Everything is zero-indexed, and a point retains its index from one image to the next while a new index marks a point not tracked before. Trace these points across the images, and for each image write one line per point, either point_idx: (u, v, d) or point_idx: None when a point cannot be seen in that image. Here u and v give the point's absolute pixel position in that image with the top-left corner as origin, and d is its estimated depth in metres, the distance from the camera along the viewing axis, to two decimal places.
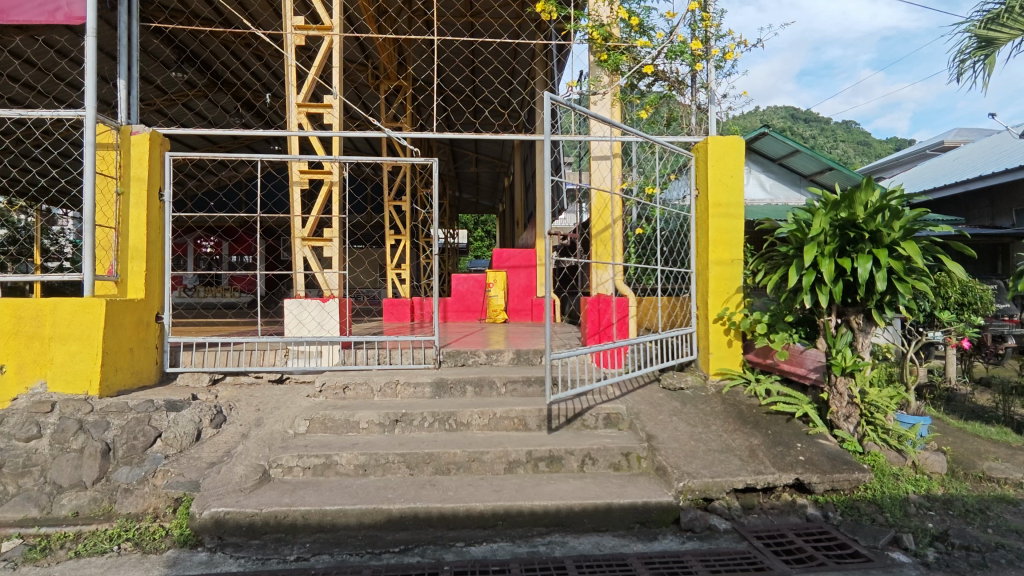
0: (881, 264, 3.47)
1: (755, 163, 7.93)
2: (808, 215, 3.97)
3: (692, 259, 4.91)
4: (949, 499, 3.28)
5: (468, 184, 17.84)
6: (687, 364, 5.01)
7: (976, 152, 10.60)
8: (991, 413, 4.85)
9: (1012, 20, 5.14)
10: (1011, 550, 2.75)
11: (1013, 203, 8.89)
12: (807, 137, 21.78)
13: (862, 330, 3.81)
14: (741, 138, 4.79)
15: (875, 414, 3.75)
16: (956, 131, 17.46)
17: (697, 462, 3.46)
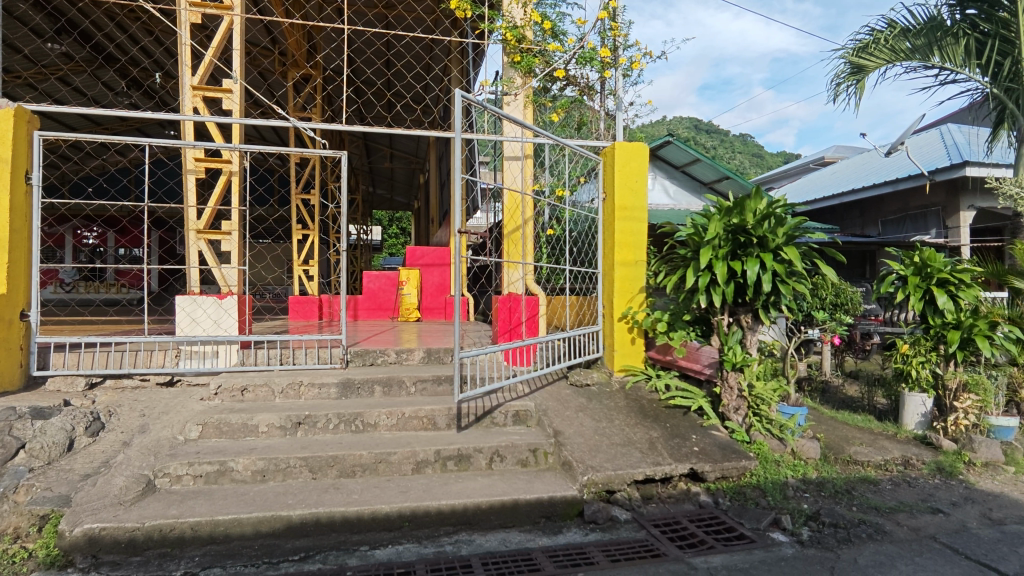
0: (767, 267, 3.75)
1: (660, 169, 8.34)
2: (704, 219, 4.23)
3: (599, 260, 5.08)
4: (822, 481, 3.61)
5: (383, 180, 17.45)
6: (594, 361, 5.17)
7: (850, 168, 11.76)
8: (858, 403, 5.40)
9: (877, 50, 5.75)
10: (871, 525, 3.07)
11: (879, 214, 9.94)
12: (708, 147, 23.23)
13: (750, 328, 4.09)
14: (645, 146, 5.01)
15: (761, 406, 4.01)
16: (834, 149, 19.28)
17: (600, 457, 3.58)
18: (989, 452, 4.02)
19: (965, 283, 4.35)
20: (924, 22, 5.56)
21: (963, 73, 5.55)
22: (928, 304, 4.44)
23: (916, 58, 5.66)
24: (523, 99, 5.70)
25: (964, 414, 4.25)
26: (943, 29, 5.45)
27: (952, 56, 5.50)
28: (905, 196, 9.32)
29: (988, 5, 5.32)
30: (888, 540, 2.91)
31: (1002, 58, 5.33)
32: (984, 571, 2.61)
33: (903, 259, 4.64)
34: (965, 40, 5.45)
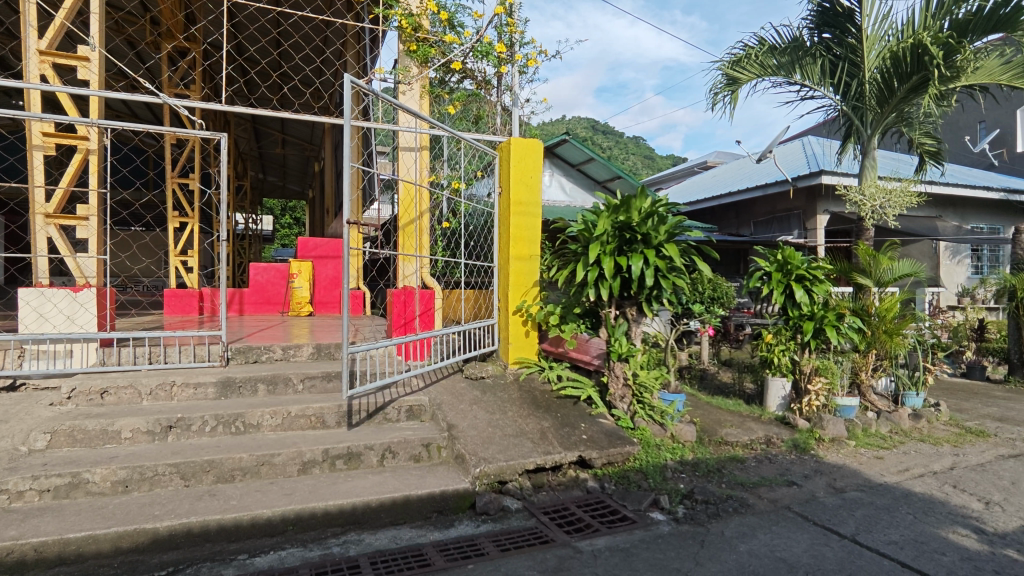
0: (650, 263, 3.96)
1: (557, 167, 8.54)
2: (594, 216, 4.39)
3: (494, 254, 5.12)
4: (696, 462, 3.89)
5: (274, 167, 16.46)
6: (489, 354, 5.21)
7: (728, 172, 12.76)
8: (730, 389, 5.88)
9: (749, 64, 6.25)
10: (737, 500, 3.35)
11: (751, 215, 10.86)
12: (603, 147, 24.19)
13: (635, 320, 4.32)
14: (540, 143, 5.11)
15: (644, 394, 4.26)
16: (716, 155, 20.80)
17: (492, 448, 3.61)
18: (835, 428, 4.53)
19: (818, 279, 4.87)
20: (788, 42, 6.14)
21: (819, 90, 6.19)
22: (789, 298, 4.91)
23: (781, 74, 6.23)
24: (419, 89, 5.59)
25: (816, 395, 4.75)
26: (804, 49, 6.09)
27: (810, 74, 6.12)
28: (773, 200, 10.25)
29: (840, 31, 5.96)
30: (751, 513, 3.20)
31: (850, 79, 5.99)
32: (828, 534, 2.95)
33: (768, 256, 5.09)
34: (821, 61, 6.07)
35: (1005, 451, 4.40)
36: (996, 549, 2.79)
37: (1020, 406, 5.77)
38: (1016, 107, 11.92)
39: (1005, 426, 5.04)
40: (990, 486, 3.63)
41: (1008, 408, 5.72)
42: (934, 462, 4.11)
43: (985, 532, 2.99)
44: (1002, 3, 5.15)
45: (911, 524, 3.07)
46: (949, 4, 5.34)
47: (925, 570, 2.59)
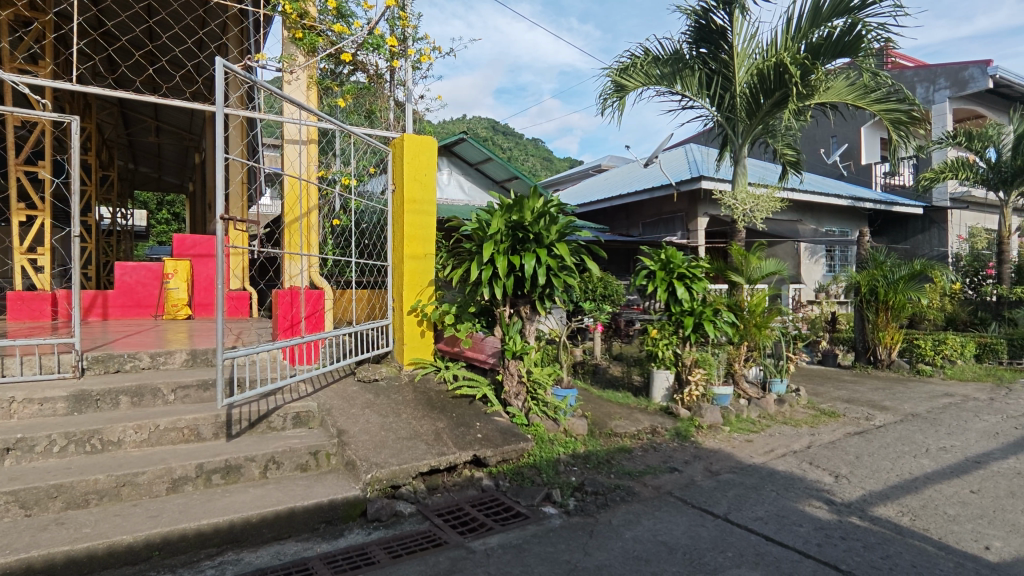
0: (542, 262, 4.05)
1: (455, 165, 8.47)
2: (487, 215, 4.41)
3: (387, 253, 4.97)
4: (587, 454, 4.02)
5: (146, 156, 14.99)
6: (384, 356, 5.06)
7: (617, 176, 13.37)
8: (621, 382, 6.15)
9: (635, 73, 6.59)
10: (624, 489, 3.50)
11: (640, 217, 11.42)
12: (503, 148, 24.45)
13: (529, 318, 4.39)
14: (433, 140, 5.05)
15: (538, 390, 4.34)
16: (609, 159, 21.72)
17: (385, 452, 3.51)
18: (712, 416, 4.88)
19: (696, 277, 5.23)
20: (669, 54, 6.54)
21: (697, 101, 6.64)
22: (671, 295, 5.23)
23: (663, 84, 6.61)
24: (305, 79, 5.44)
25: (695, 385, 5.09)
26: (683, 62, 6.51)
27: (689, 86, 6.56)
28: (659, 203, 10.85)
29: (714, 47, 6.44)
30: (637, 500, 3.37)
31: (724, 92, 6.48)
32: (704, 515, 3.16)
33: (652, 255, 5.38)
34: (698, 73, 6.52)
35: (851, 428, 4.96)
36: (842, 518, 3.14)
37: (863, 388, 6.55)
38: (860, 124, 13.51)
39: (851, 406, 5.69)
40: (839, 461, 4.07)
41: (854, 390, 6.47)
42: (794, 442, 4.55)
43: (834, 503, 3.34)
44: (847, 31, 5.80)
45: (774, 500, 3.37)
46: (805, 29, 5.92)
47: (785, 541, 2.85)
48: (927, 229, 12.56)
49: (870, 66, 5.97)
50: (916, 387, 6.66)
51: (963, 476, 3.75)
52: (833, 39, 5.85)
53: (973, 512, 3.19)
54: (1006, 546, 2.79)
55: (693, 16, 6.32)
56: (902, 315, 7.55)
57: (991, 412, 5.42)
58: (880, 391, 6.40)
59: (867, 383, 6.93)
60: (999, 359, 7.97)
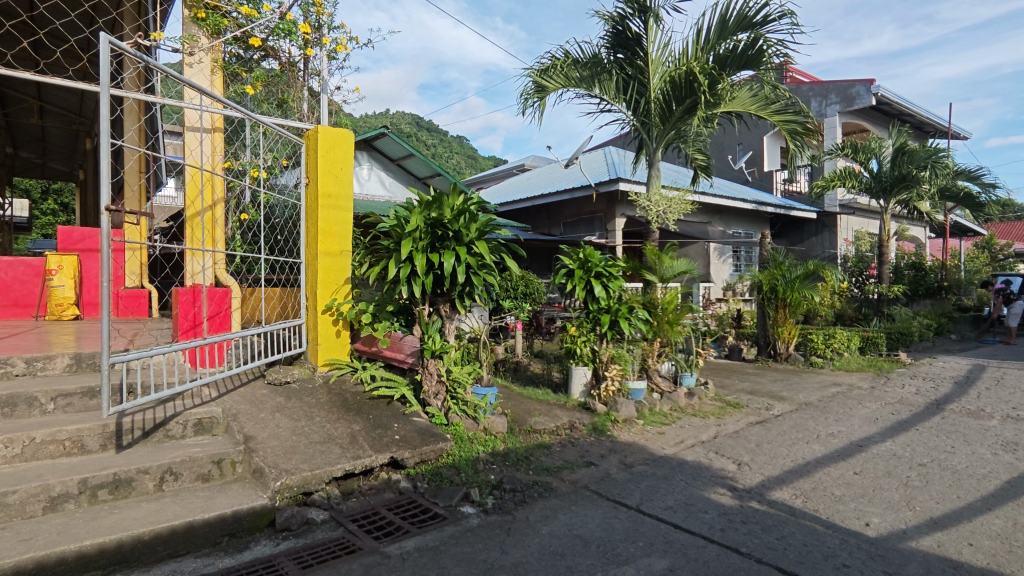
0: (462, 260, 4.02)
1: (375, 160, 8.24)
2: (406, 212, 4.32)
3: (301, 250, 4.75)
4: (506, 452, 4.03)
5: (28, 141, 13.52)
6: (296, 357, 4.84)
7: (540, 176, 13.54)
8: (541, 379, 6.23)
9: (554, 75, 6.72)
10: (542, 485, 3.54)
11: (561, 216, 11.62)
12: (427, 144, 24.16)
13: (448, 317, 4.36)
14: (350, 134, 4.91)
15: (457, 389, 4.32)
16: (533, 159, 21.99)
17: (296, 458, 3.35)
18: (627, 410, 5.05)
19: (613, 275, 5.40)
20: (588, 57, 6.70)
21: (615, 105, 6.85)
22: (589, 293, 5.37)
23: (583, 86, 6.78)
24: (209, 63, 4.96)
25: (611, 380, 5.25)
26: (602, 66, 6.68)
27: (607, 89, 6.75)
28: (579, 203, 11.10)
29: (630, 53, 6.64)
30: (554, 496, 3.42)
31: (639, 97, 6.72)
32: (618, 507, 3.25)
33: (571, 254, 5.51)
34: (616, 77, 6.72)
35: (752, 418, 5.29)
36: (743, 503, 3.33)
37: (764, 380, 7.01)
38: (763, 133, 14.44)
39: (754, 397, 6.07)
40: (742, 449, 4.33)
41: (756, 382, 6.91)
42: (702, 432, 4.79)
43: (736, 489, 3.55)
44: (749, 45, 6.15)
45: (683, 489, 3.53)
46: (713, 41, 6.24)
47: (692, 528, 2.98)
48: (820, 232, 13.62)
49: (770, 79, 6.38)
50: (809, 378, 7.20)
51: (848, 459, 4.09)
52: (738, 51, 6.17)
53: (856, 491, 3.49)
54: (883, 522, 3.07)
55: (611, 22, 6.50)
56: (798, 311, 8.14)
57: (873, 399, 5.95)
58: (779, 382, 6.89)
59: (768, 375, 7.44)
60: (879, 351, 8.72)
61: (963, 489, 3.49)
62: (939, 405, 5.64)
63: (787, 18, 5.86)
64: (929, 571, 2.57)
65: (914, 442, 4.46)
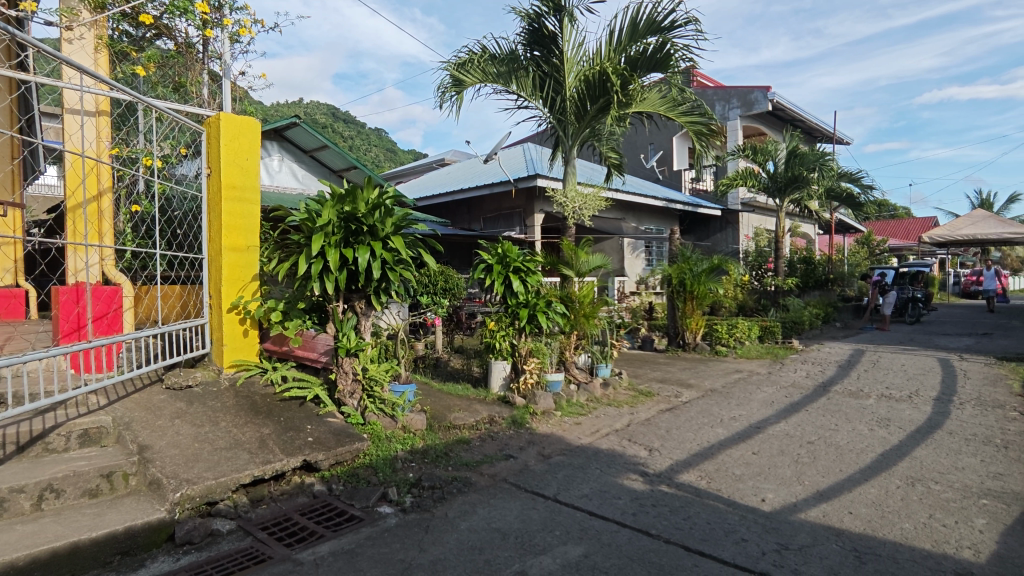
0: (377, 255, 3.94)
1: (286, 151, 7.85)
2: (318, 205, 4.15)
3: (202, 245, 4.45)
4: (425, 449, 3.99)
5: None
6: (199, 359, 4.54)
7: (460, 171, 13.47)
8: (461, 374, 6.22)
9: (472, 69, 6.71)
10: (461, 480, 3.54)
11: (481, 212, 11.62)
12: (343, 136, 23.38)
13: (364, 313, 4.26)
14: (256, 122, 4.64)
15: (374, 387, 4.22)
16: (453, 154, 21.86)
17: (198, 467, 3.14)
18: (545, 402, 5.15)
19: (530, 270, 5.48)
20: (505, 53, 6.74)
21: (532, 102, 6.94)
22: (507, 288, 5.43)
23: (500, 82, 6.81)
24: (93, 40, 4.50)
25: (530, 373, 5.33)
26: (518, 63, 6.75)
27: (524, 86, 6.83)
28: (499, 199, 11.14)
29: (546, 51, 6.74)
30: (473, 490, 3.43)
31: (555, 95, 6.84)
32: (535, 498, 3.31)
33: (490, 249, 5.54)
34: (532, 74, 6.81)
35: (663, 405, 5.56)
36: (654, 487, 3.50)
37: (674, 369, 7.38)
38: (672, 134, 15.16)
39: (664, 385, 6.38)
40: (653, 436, 4.53)
41: (666, 371, 7.26)
42: (616, 421, 4.97)
43: (647, 474, 3.72)
44: (657, 48, 6.41)
45: (598, 477, 3.65)
46: (625, 43, 6.46)
47: (606, 514, 3.09)
48: (724, 228, 14.50)
49: (677, 82, 6.69)
50: (714, 366, 7.66)
51: (747, 441, 4.39)
52: (647, 54, 6.41)
53: (754, 470, 3.75)
54: (777, 497, 3.32)
55: (527, 20, 6.56)
56: (704, 303, 8.63)
57: (769, 384, 6.44)
58: (687, 370, 7.29)
59: (677, 364, 7.84)
60: (775, 339, 9.32)
61: (844, 463, 3.85)
62: (826, 387, 6.18)
63: (692, 25, 6.15)
64: (815, 539, 2.81)
65: (804, 422, 4.86)
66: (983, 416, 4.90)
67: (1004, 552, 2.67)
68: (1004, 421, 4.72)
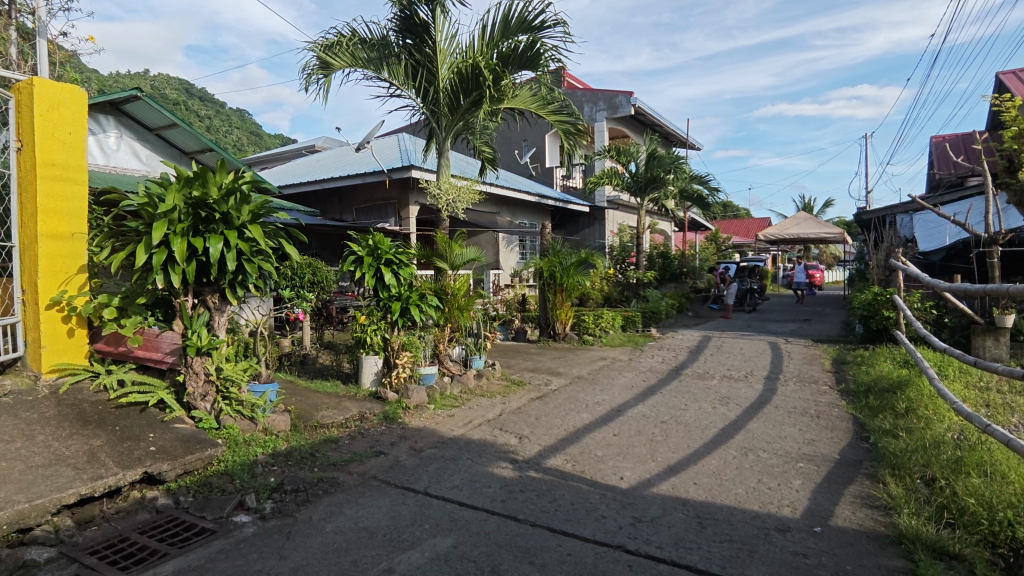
0: (231, 245, 3.64)
1: (126, 128, 6.93)
2: (160, 189, 3.74)
3: (11, 231, 3.81)
4: (288, 451, 3.75)
5: None
6: (8, 364, 3.88)
7: (330, 158, 12.86)
8: (330, 371, 5.97)
9: (340, 52, 6.42)
10: (328, 481, 3.39)
11: (353, 202, 11.17)
12: (198, 115, 21.32)
13: (217, 309, 3.94)
14: (81, 91, 4.08)
15: (230, 388, 3.91)
16: (323, 140, 20.81)
17: (6, 489, 2.70)
18: (418, 396, 5.08)
19: (403, 263, 5.38)
20: (375, 39, 6.52)
21: (404, 91, 6.78)
22: (378, 280, 5.28)
23: (370, 68, 6.59)
24: None
25: (402, 367, 5.24)
26: (390, 49, 6.57)
27: (396, 74, 6.66)
28: (372, 189, 10.79)
29: (419, 39, 6.62)
30: (340, 490, 3.30)
31: (428, 85, 6.76)
32: (406, 493, 3.27)
33: (360, 241, 5.35)
34: (404, 63, 6.66)
35: (533, 394, 5.75)
36: (522, 473, 3.60)
37: (545, 358, 7.67)
38: (544, 132, 15.68)
39: (535, 374, 6.61)
40: (523, 424, 4.67)
41: (537, 360, 7.51)
42: (489, 411, 5.05)
43: (517, 461, 3.83)
44: (528, 46, 6.53)
45: (469, 467, 3.69)
46: (497, 39, 6.52)
47: (476, 503, 3.13)
48: (591, 224, 15.42)
49: (547, 81, 6.87)
50: (581, 354, 8.07)
51: (609, 423, 4.68)
52: (518, 51, 6.52)
53: (614, 451, 4.01)
54: (633, 474, 3.57)
55: (398, 6, 6.38)
56: (572, 295, 9.04)
57: (630, 369, 6.92)
58: (556, 359, 7.61)
59: (548, 353, 8.16)
60: (636, 327, 10.10)
61: (691, 439, 4.25)
62: (678, 371, 6.77)
63: (560, 27, 6.36)
64: (664, 510, 3.07)
65: (658, 403, 5.29)
66: (801, 390, 5.67)
67: (814, 506, 3.11)
68: (818, 394, 5.50)
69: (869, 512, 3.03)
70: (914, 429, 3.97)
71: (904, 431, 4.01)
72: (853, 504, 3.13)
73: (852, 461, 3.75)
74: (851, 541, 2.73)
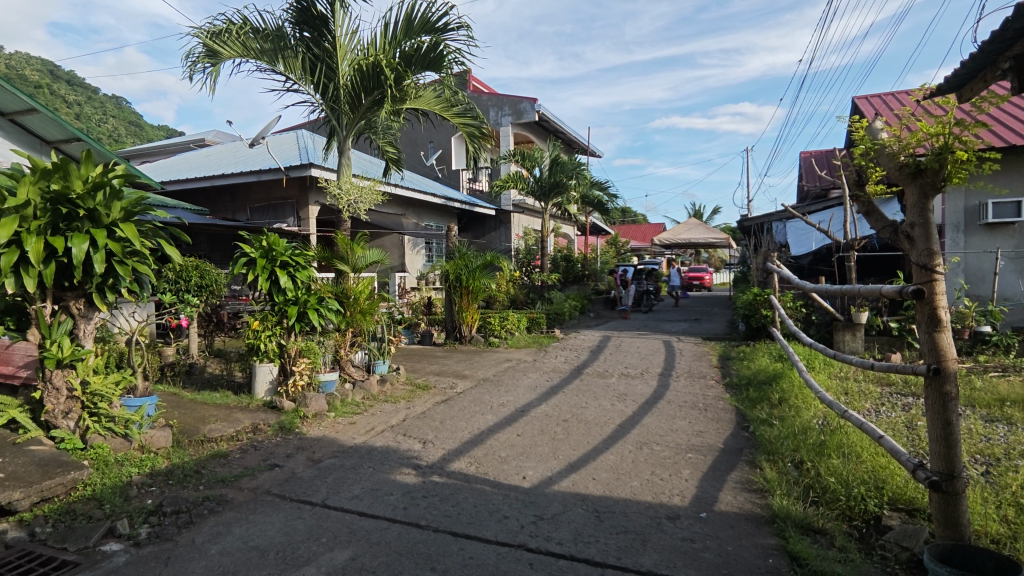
0: (99, 246, 3.29)
1: None
2: (11, 181, 3.31)
3: None
4: (169, 470, 3.45)
5: None
6: None
7: (222, 153, 12.05)
8: (219, 380, 5.58)
9: (230, 40, 6.02)
10: (214, 499, 3.16)
11: (247, 201, 10.51)
12: (66, 101, 19.21)
13: (83, 316, 3.56)
14: None
15: (98, 404, 3.53)
16: (214, 134, 19.49)
17: None
18: (316, 404, 4.84)
19: (301, 265, 5.14)
20: (270, 30, 6.18)
21: (301, 86, 6.49)
22: (273, 283, 5.01)
23: (264, 59, 6.25)
24: None
25: (299, 375, 5.01)
26: (286, 41, 6.26)
27: (292, 67, 6.36)
28: (268, 187, 10.22)
29: (317, 33, 6.37)
30: (228, 508, 3.08)
31: (327, 81, 6.51)
32: (301, 507, 3.11)
33: (253, 242, 5.04)
34: (301, 56, 6.37)
35: (438, 397, 5.70)
36: (426, 478, 3.56)
37: (450, 361, 7.63)
38: (449, 134, 15.65)
39: (440, 377, 6.56)
40: (427, 428, 4.61)
41: (443, 363, 7.45)
42: (392, 417, 4.94)
43: (420, 466, 3.77)
44: (431, 47, 6.47)
45: (370, 476, 3.58)
46: (399, 37, 6.41)
47: (376, 512, 3.05)
48: (498, 227, 15.51)
49: (450, 83, 6.84)
50: (487, 355, 8.11)
51: (513, 424, 4.74)
52: (421, 51, 6.44)
53: (517, 451, 4.07)
54: (535, 473, 3.64)
55: None
56: (478, 297, 9.07)
57: (534, 370, 7.06)
58: (462, 361, 7.60)
59: (454, 356, 8.13)
60: (540, 328, 10.32)
61: (591, 436, 4.40)
62: (579, 369, 7.00)
63: (463, 30, 6.36)
64: (565, 506, 3.15)
65: (561, 402, 5.43)
66: (691, 385, 6.05)
67: (701, 494, 3.32)
68: (705, 388, 5.89)
69: (748, 496, 3.29)
70: (786, 417, 4.36)
71: (778, 420, 4.39)
72: (735, 489, 3.38)
73: (735, 450, 4.06)
74: (733, 524, 2.95)
